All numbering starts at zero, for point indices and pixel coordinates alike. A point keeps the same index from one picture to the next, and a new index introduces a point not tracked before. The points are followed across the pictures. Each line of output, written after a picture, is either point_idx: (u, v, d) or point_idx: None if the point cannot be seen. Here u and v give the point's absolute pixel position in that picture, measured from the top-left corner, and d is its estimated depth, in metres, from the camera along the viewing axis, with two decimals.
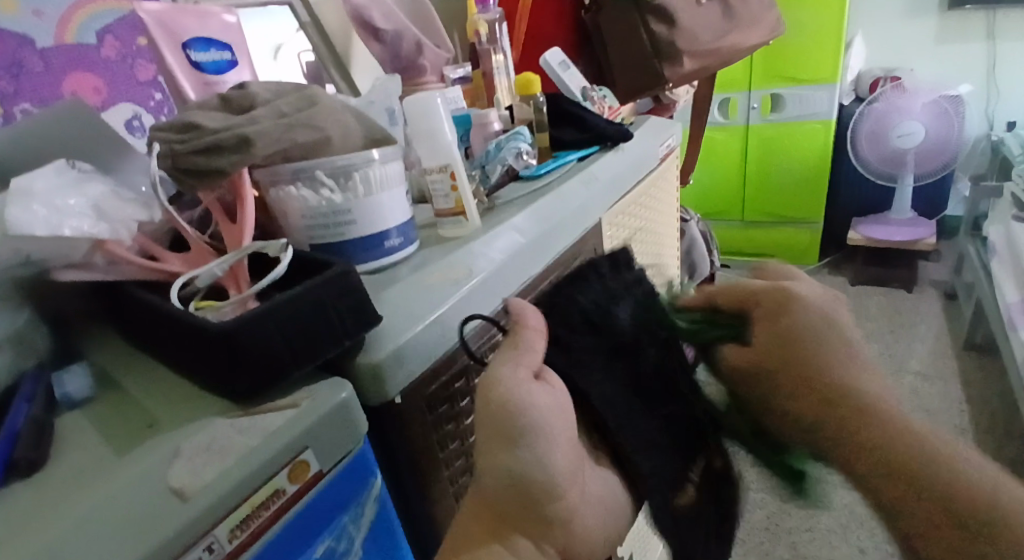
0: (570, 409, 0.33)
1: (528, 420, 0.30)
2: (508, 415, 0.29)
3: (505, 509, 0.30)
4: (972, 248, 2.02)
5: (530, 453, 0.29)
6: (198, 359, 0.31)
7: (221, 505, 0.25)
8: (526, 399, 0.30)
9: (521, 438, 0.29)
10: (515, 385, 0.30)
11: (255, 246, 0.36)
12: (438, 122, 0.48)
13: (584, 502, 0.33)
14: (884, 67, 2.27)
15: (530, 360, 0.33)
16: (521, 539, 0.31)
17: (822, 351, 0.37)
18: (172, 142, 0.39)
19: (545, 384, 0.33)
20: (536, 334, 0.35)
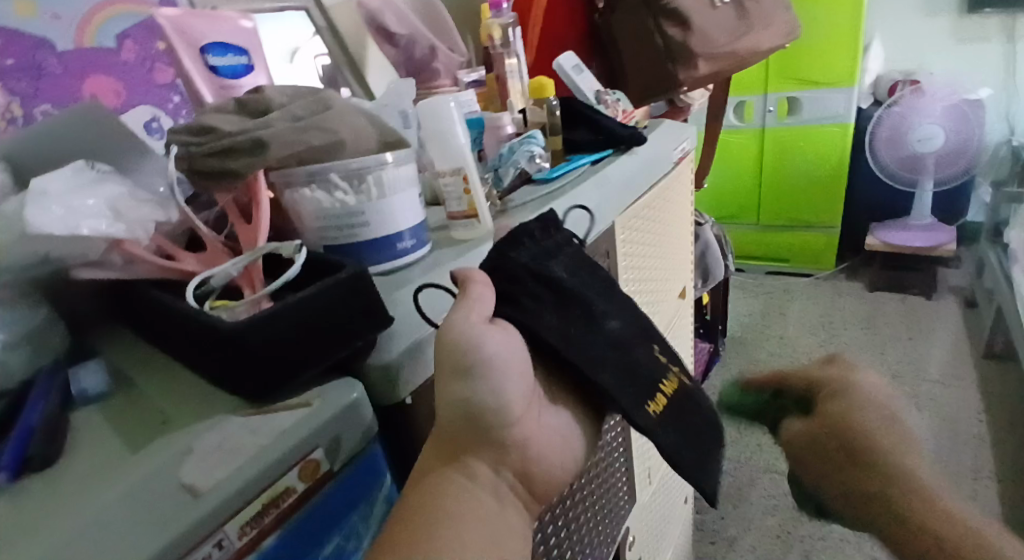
0: (524, 351, 0.34)
1: (481, 354, 0.32)
2: (462, 349, 0.31)
3: (462, 437, 0.32)
4: (993, 254, 1.98)
5: (483, 384, 0.31)
6: (212, 359, 0.32)
7: (231, 502, 0.26)
8: (480, 337, 0.32)
9: (474, 368, 0.31)
10: (469, 326, 0.32)
11: (269, 247, 0.36)
12: (451, 124, 0.49)
13: (541, 433, 0.34)
14: (903, 70, 2.24)
15: (484, 306, 0.34)
16: (479, 466, 0.32)
17: (871, 428, 0.47)
18: (189, 145, 0.40)
19: (499, 329, 0.34)
20: (484, 286, 0.35)
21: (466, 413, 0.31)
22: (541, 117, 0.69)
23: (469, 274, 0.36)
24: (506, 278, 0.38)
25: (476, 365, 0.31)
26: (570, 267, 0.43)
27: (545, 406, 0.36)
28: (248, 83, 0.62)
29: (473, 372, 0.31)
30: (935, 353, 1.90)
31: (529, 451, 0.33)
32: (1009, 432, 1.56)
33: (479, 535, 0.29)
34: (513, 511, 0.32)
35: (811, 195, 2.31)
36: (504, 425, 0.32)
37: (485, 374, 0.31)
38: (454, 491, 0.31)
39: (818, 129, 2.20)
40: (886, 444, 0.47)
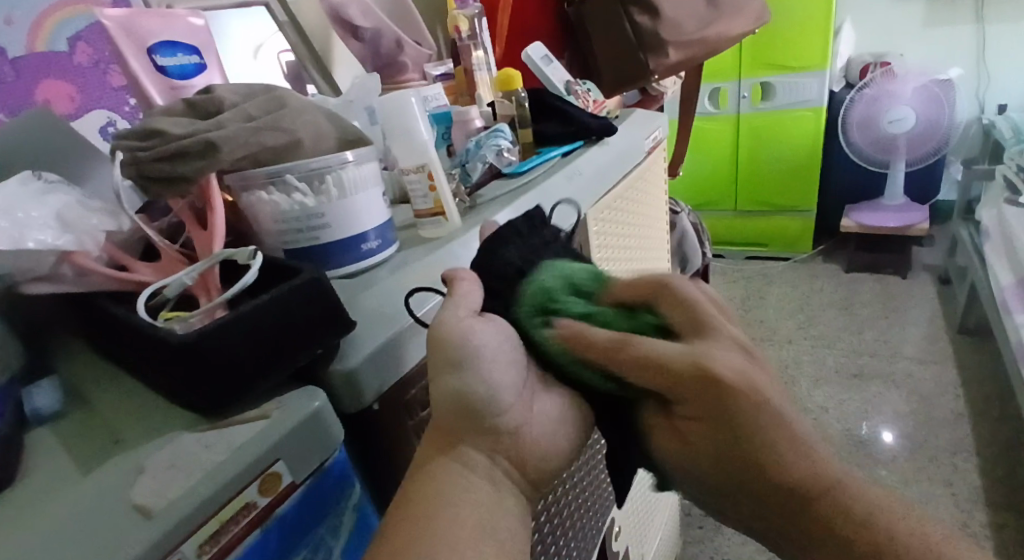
0: (513, 341, 0.35)
1: (469, 346, 0.32)
2: (452, 342, 0.32)
3: (453, 427, 0.32)
4: (965, 232, 2.02)
5: (473, 375, 0.32)
6: (165, 373, 0.31)
7: (187, 522, 0.25)
8: (467, 329, 0.32)
9: (463, 360, 0.32)
10: (458, 320, 0.33)
11: (224, 253, 0.35)
12: (414, 121, 0.48)
13: (533, 419, 0.34)
14: (873, 52, 2.26)
15: (471, 303, 0.35)
16: (471, 451, 0.32)
17: (771, 424, 0.31)
18: (136, 150, 0.38)
19: (488, 321, 0.34)
20: (470, 283, 0.36)
21: (457, 404, 0.32)
22: (510, 109, 0.69)
23: (458, 272, 0.37)
24: (496, 275, 0.39)
25: (466, 358, 0.32)
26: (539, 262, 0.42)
27: (540, 391, 0.36)
28: (201, 84, 0.59)
29: (463, 364, 0.31)
30: (911, 330, 1.94)
31: (523, 436, 0.33)
32: (984, 405, 1.59)
33: (476, 521, 0.29)
34: (511, 494, 0.32)
35: (787, 180, 2.33)
36: (496, 414, 0.32)
37: (472, 365, 0.32)
38: (448, 479, 0.31)
39: (792, 113, 2.22)
40: (781, 439, 0.31)
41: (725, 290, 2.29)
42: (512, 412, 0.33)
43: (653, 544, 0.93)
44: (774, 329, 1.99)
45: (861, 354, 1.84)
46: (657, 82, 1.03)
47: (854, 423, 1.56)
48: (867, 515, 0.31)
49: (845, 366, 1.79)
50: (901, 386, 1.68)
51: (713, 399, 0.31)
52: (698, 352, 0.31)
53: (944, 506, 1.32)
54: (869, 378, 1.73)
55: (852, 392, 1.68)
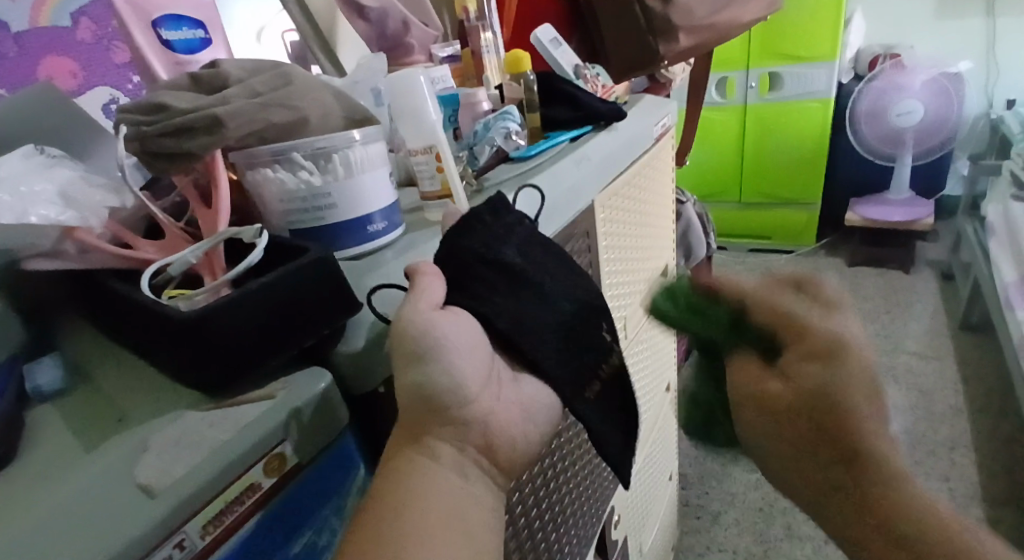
0: (478, 331, 0.33)
1: (433, 338, 0.30)
2: (416, 336, 0.30)
3: (416, 420, 0.31)
4: (970, 227, 2.00)
5: (438, 368, 0.30)
6: (171, 352, 0.30)
7: (191, 501, 0.24)
8: (430, 321, 0.30)
9: (427, 355, 0.30)
10: (417, 314, 0.30)
11: (229, 231, 0.35)
12: (422, 99, 0.47)
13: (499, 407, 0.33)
14: (883, 44, 2.24)
15: (432, 296, 0.32)
16: (438, 443, 0.31)
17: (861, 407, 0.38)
18: (140, 124, 0.37)
19: (451, 313, 0.32)
20: (433, 276, 0.34)
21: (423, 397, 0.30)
22: (518, 92, 0.68)
23: (419, 266, 0.34)
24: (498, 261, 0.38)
25: (430, 351, 0.30)
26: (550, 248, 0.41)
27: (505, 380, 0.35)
28: (206, 59, 0.59)
29: (429, 357, 0.30)
30: (913, 326, 1.94)
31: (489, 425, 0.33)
32: (984, 401, 1.60)
33: (439, 522, 0.29)
34: (475, 483, 0.32)
35: (792, 172, 2.32)
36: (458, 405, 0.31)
37: (436, 358, 0.30)
38: (419, 471, 0.30)
39: (800, 104, 2.20)
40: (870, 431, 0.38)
41: None
42: (481, 401, 0.32)
43: (652, 532, 0.93)
44: None
45: None
46: (666, 69, 1.02)
47: None
48: (907, 506, 0.40)
49: None
50: (902, 381, 1.69)
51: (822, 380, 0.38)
52: (836, 337, 0.39)
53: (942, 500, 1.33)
54: None
55: None
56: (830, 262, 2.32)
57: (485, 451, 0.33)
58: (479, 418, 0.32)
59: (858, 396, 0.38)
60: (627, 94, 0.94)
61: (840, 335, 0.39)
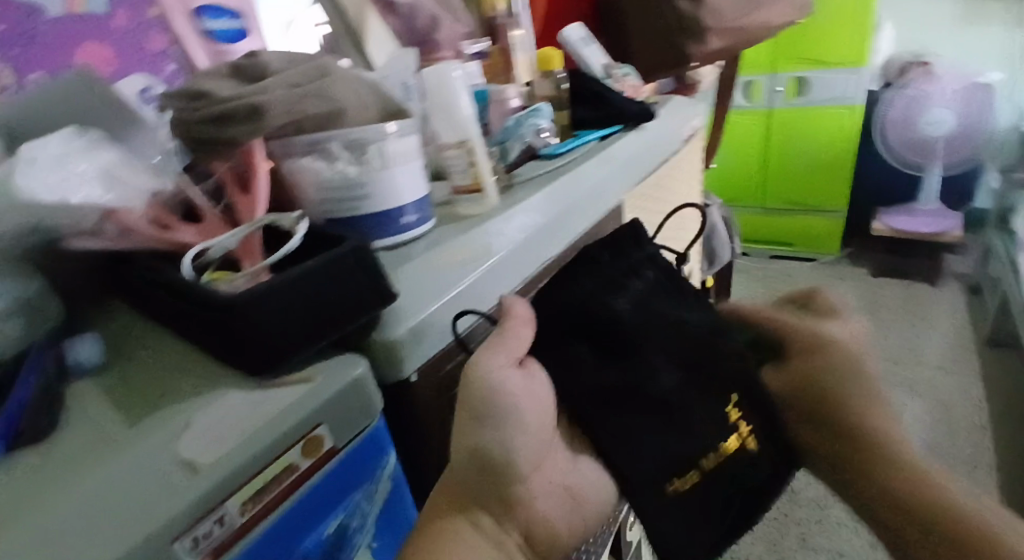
0: (545, 394, 0.37)
1: (496, 403, 0.33)
2: (479, 398, 0.32)
3: (469, 489, 0.34)
4: (999, 240, 1.96)
5: (494, 433, 0.32)
6: (212, 335, 0.31)
7: (233, 478, 0.25)
8: (497, 384, 0.33)
9: (486, 417, 0.32)
10: (487, 368, 0.33)
11: (268, 217, 0.35)
12: (455, 95, 0.47)
13: (544, 490, 0.36)
14: (914, 51, 2.19)
15: (512, 347, 0.36)
16: (484, 516, 0.34)
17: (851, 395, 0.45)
18: (182, 110, 0.38)
19: (525, 374, 0.36)
20: (519, 322, 0.37)
21: (474, 461, 0.32)
22: (548, 90, 0.68)
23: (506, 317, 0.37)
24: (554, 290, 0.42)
25: (493, 413, 0.33)
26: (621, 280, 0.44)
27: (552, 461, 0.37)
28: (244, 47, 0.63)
29: (488, 422, 0.32)
30: (937, 339, 1.90)
31: (532, 508, 0.35)
32: (1009, 418, 1.56)
33: None
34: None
35: (816, 178, 2.29)
36: (510, 482, 0.34)
37: (497, 426, 0.32)
38: (461, 537, 0.33)
39: (827, 110, 2.17)
40: (869, 408, 0.44)
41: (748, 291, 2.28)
42: (530, 479, 0.35)
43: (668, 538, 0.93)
44: None
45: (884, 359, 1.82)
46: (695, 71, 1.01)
47: None
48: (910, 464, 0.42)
49: None
50: (923, 394, 1.66)
51: (817, 361, 0.46)
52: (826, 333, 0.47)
53: None
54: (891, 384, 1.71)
55: None
56: (852, 271, 2.29)
57: (525, 540, 0.35)
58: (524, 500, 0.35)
59: (842, 398, 0.45)
60: (655, 95, 0.94)
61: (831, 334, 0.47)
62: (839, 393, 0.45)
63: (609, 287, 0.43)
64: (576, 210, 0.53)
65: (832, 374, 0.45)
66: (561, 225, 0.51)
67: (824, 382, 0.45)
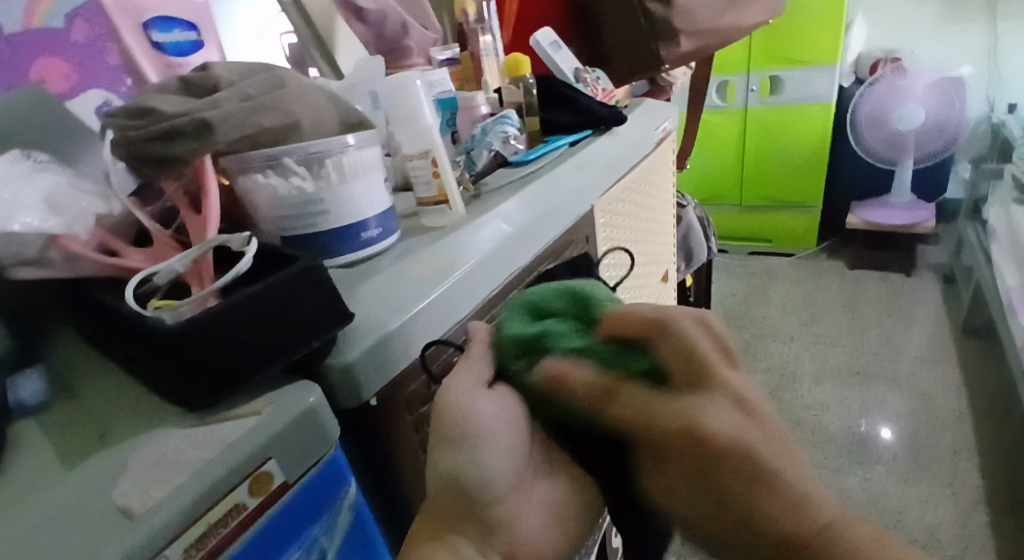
0: (523, 418, 0.34)
1: (470, 424, 0.30)
2: (452, 419, 0.30)
3: (449, 513, 0.30)
4: (972, 232, 1.99)
5: (471, 456, 0.30)
6: (156, 367, 0.29)
7: (174, 524, 0.23)
8: (470, 405, 0.31)
9: (463, 439, 0.30)
10: (461, 391, 0.31)
11: (217, 239, 0.33)
12: (417, 104, 0.46)
13: (530, 511, 0.33)
14: (884, 48, 2.23)
15: (480, 371, 0.34)
16: (462, 541, 0.30)
17: (750, 465, 0.28)
18: (128, 130, 0.36)
19: (498, 397, 0.33)
20: (486, 348, 0.35)
21: (451, 487, 0.29)
22: (518, 96, 0.66)
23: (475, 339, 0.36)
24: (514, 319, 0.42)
25: (468, 434, 0.30)
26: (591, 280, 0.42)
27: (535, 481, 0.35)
28: (198, 61, 0.58)
29: (467, 443, 0.30)
30: (915, 330, 1.93)
31: (518, 529, 0.32)
32: (988, 407, 1.58)
33: None
34: None
35: (793, 174, 2.31)
36: (492, 506, 0.30)
37: (473, 447, 0.30)
38: None
39: (801, 108, 2.19)
40: (775, 490, 0.29)
41: (730, 288, 2.30)
42: (512, 500, 0.32)
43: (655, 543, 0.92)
44: (777, 327, 2.01)
45: (864, 352, 1.84)
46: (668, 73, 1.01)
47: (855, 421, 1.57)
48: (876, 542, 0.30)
49: (847, 364, 1.79)
50: (904, 385, 1.68)
51: (699, 432, 0.29)
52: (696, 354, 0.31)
53: (945, 508, 1.31)
54: (872, 377, 1.73)
55: (854, 390, 1.68)
56: (830, 266, 2.32)
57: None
58: (505, 521, 0.31)
59: (729, 479, 0.28)
60: (628, 98, 0.94)
61: (705, 358, 0.31)
62: (727, 477, 0.28)
63: (560, 308, 0.44)
64: (550, 218, 0.52)
65: (715, 441, 0.28)
66: (534, 233, 0.49)
67: (700, 457, 0.29)
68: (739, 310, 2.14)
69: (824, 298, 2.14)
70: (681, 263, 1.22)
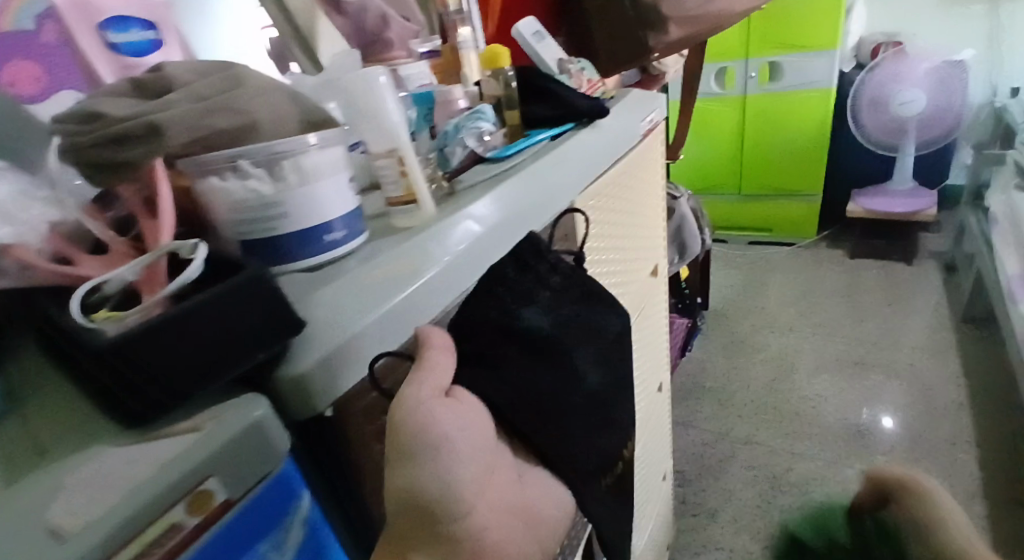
0: (484, 421, 0.33)
1: (430, 434, 0.29)
2: (408, 425, 0.29)
3: (412, 535, 0.29)
4: (974, 219, 1.96)
5: (430, 470, 0.28)
6: (95, 382, 0.28)
7: (103, 547, 0.22)
8: (429, 416, 0.30)
9: (421, 452, 0.29)
10: (416, 403, 0.30)
11: (170, 245, 0.33)
12: (384, 100, 0.44)
13: (501, 518, 0.31)
14: (885, 32, 2.19)
15: (437, 378, 0.33)
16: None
17: None
18: (74, 135, 0.35)
19: (455, 402, 0.33)
20: (440, 352, 0.35)
21: (411, 503, 0.28)
22: (496, 89, 0.65)
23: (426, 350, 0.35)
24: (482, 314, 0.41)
25: (426, 449, 0.29)
26: (538, 288, 0.45)
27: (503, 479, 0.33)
28: (155, 62, 0.57)
29: (422, 453, 0.29)
30: (915, 318, 1.91)
31: (488, 540, 0.30)
32: (987, 396, 1.57)
33: None
34: None
35: (792, 163, 2.28)
36: (455, 520, 0.29)
37: (432, 458, 0.29)
38: None
39: (800, 95, 2.16)
40: None
41: (729, 279, 2.29)
42: (480, 511, 0.30)
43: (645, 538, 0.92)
44: (776, 318, 2.01)
45: (863, 342, 1.83)
46: (658, 63, 0.99)
47: (853, 411, 1.56)
48: None
49: (845, 354, 1.79)
50: (902, 376, 1.67)
51: None
52: None
53: None
54: (870, 367, 1.72)
55: (852, 380, 1.67)
56: (830, 255, 2.30)
57: None
58: (473, 539, 0.29)
59: None
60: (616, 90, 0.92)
61: None
62: None
63: (522, 296, 0.42)
64: (523, 216, 0.50)
65: None
66: (506, 231, 0.48)
67: None
68: (737, 302, 2.13)
69: (823, 288, 2.13)
70: (674, 255, 1.21)
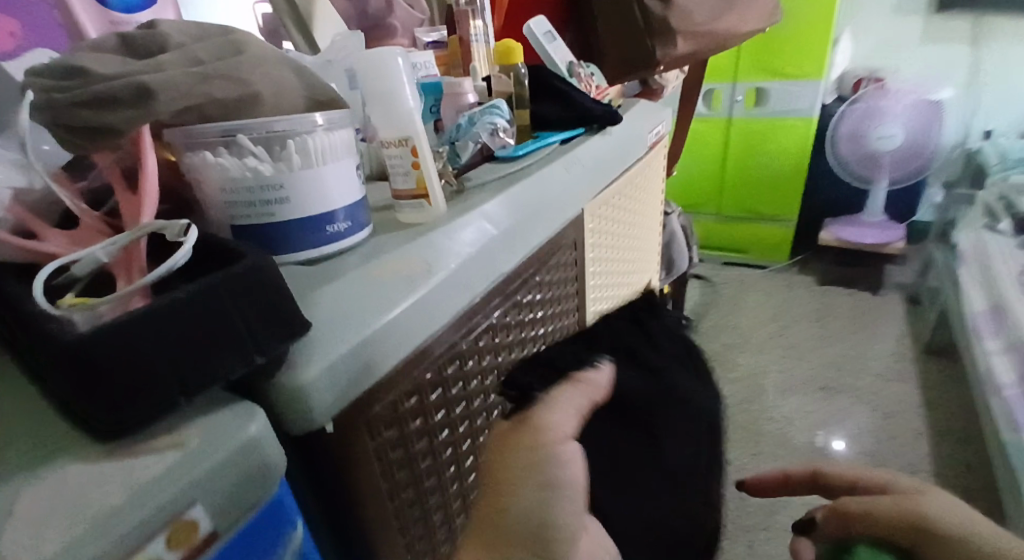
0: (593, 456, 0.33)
1: (558, 471, 0.29)
2: (544, 462, 0.29)
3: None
4: (939, 254, 2.00)
5: (561, 504, 0.28)
6: (52, 381, 0.23)
7: None
8: (563, 455, 0.29)
9: (552, 483, 0.28)
10: (558, 435, 0.30)
11: (154, 224, 0.28)
12: (398, 83, 0.40)
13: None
14: (867, 68, 2.25)
15: (579, 408, 0.32)
16: None
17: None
18: (50, 91, 0.31)
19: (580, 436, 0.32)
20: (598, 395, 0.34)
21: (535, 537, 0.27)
22: (508, 86, 0.62)
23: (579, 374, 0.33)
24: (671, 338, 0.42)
25: (555, 479, 0.29)
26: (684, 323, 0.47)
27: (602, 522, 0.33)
28: (144, 20, 0.53)
29: (553, 492, 0.28)
30: (878, 347, 1.96)
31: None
32: (946, 428, 1.61)
33: None
34: None
35: (771, 188, 2.32)
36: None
37: (558, 494, 0.28)
38: None
39: (784, 122, 2.19)
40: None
41: (703, 297, 2.31)
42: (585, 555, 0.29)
43: None
44: (748, 338, 2.03)
45: (830, 367, 1.86)
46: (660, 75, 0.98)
47: (819, 435, 1.58)
48: None
49: (813, 378, 1.81)
50: (867, 402, 1.70)
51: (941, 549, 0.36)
52: (911, 506, 0.38)
53: None
54: (836, 392, 1.75)
55: (818, 405, 1.70)
56: (800, 280, 2.35)
57: None
58: None
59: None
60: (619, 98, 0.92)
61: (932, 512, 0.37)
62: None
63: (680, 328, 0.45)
64: (534, 221, 0.48)
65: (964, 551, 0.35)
66: (518, 236, 0.46)
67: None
68: (711, 320, 2.15)
69: (794, 312, 2.17)
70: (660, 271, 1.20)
